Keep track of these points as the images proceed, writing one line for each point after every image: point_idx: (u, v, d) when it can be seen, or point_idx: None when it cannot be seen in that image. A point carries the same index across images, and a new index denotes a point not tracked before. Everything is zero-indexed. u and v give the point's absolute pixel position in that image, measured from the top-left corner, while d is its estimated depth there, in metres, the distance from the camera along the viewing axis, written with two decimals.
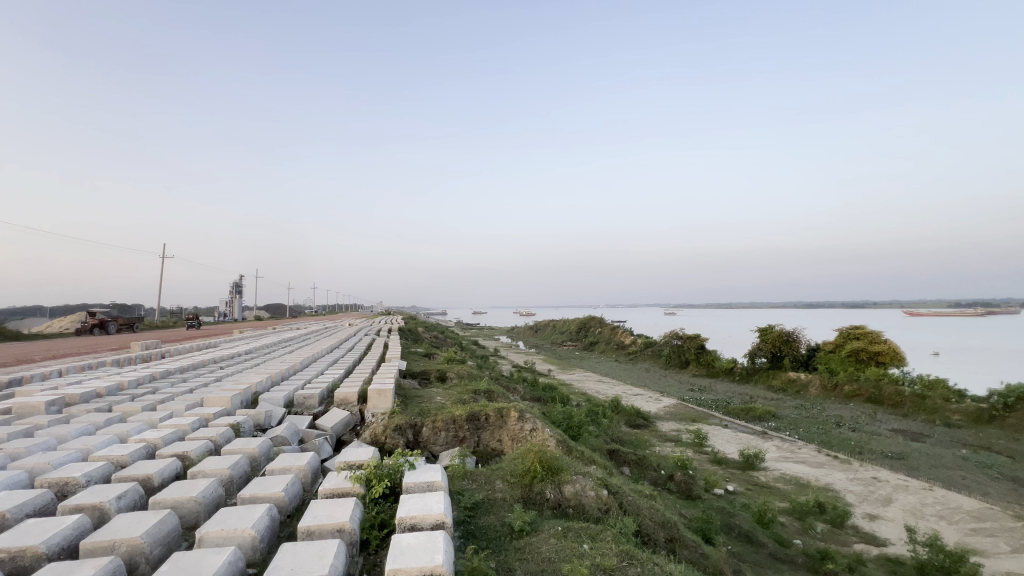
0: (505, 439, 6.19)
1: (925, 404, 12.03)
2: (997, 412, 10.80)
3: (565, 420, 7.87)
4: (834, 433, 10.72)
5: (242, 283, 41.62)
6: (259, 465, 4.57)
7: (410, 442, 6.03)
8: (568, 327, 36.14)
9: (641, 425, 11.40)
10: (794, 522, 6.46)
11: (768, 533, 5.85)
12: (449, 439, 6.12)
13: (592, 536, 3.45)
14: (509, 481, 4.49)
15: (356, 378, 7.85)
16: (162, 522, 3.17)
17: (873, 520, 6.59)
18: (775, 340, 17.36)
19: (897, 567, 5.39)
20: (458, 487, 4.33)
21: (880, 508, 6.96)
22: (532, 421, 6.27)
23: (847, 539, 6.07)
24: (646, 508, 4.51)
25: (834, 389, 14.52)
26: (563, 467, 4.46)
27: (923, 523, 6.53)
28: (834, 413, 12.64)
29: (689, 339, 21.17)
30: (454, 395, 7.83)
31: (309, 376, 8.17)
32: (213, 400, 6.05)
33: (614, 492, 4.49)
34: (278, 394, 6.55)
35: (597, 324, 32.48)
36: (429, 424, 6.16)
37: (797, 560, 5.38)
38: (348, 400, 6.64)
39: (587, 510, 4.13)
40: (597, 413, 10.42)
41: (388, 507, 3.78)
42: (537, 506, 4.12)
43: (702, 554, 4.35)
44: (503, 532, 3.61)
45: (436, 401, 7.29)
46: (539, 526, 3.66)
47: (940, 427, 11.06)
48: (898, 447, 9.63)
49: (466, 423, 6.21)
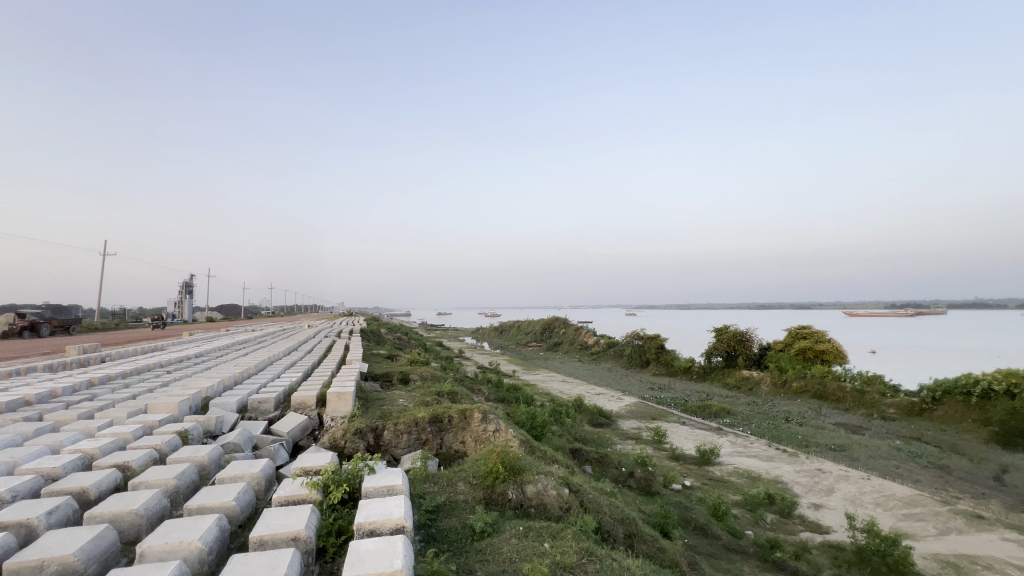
0: (468, 440, 6.16)
1: (864, 398, 12.86)
2: (926, 404, 11.67)
3: (529, 420, 7.92)
4: (783, 428, 11.28)
5: (192, 284, 39.58)
6: (208, 474, 4.36)
7: (371, 445, 5.90)
8: (532, 328, 36.35)
9: (603, 424, 11.63)
10: (746, 514, 6.76)
11: (722, 525, 6.09)
12: (411, 442, 6.03)
13: (552, 535, 3.49)
14: (471, 483, 4.48)
15: (315, 381, 7.61)
16: (99, 537, 2.97)
17: (818, 510, 6.97)
18: (729, 340, 18.09)
19: (839, 553, 5.72)
20: (419, 490, 4.28)
21: (824, 497, 7.39)
22: (496, 421, 6.27)
23: (794, 529, 6.40)
24: (606, 505, 4.59)
25: (783, 386, 15.27)
26: (525, 466, 4.49)
27: (862, 510, 6.97)
28: (783, 409, 13.33)
29: (649, 339, 21.78)
30: (417, 397, 7.74)
31: (264, 379, 7.87)
32: (158, 406, 5.73)
33: (575, 491, 4.55)
34: (230, 399, 6.26)
35: (562, 325, 32.88)
36: (391, 427, 6.06)
37: (748, 550, 5.62)
38: (306, 404, 6.43)
39: (548, 509, 4.16)
40: (561, 413, 10.53)
41: (347, 513, 3.69)
42: (499, 507, 4.13)
43: (659, 548, 4.47)
44: (464, 534, 3.60)
45: (399, 403, 7.18)
46: (500, 527, 3.67)
47: (878, 420, 11.85)
48: (840, 440, 10.23)
49: (428, 425, 6.15)
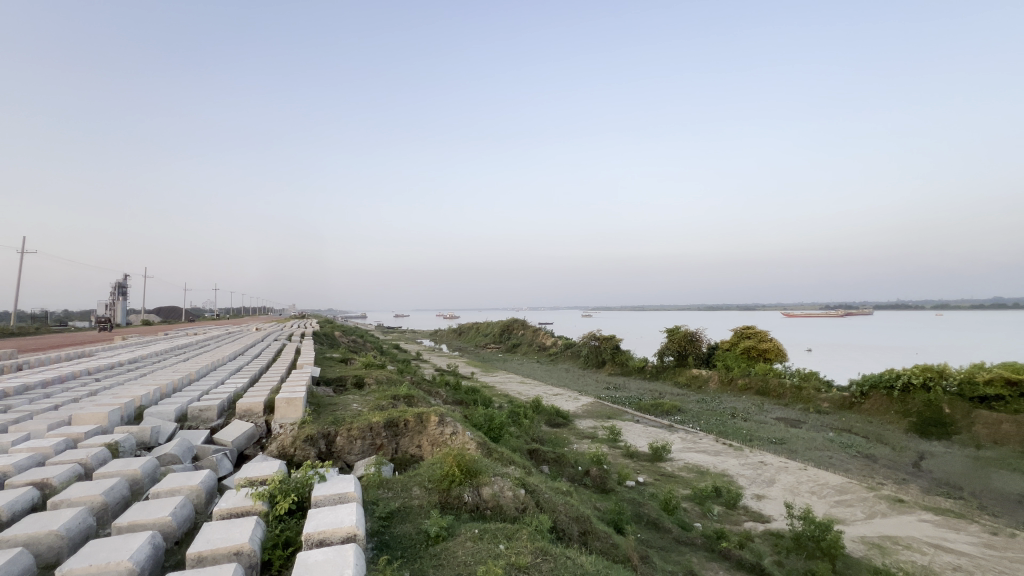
0: (425, 444, 6.07)
1: (802, 394, 13.73)
2: (856, 398, 12.59)
3: (486, 422, 7.91)
4: (730, 423, 11.84)
5: (126, 284, 36.89)
6: (141, 489, 4.07)
7: (322, 452, 5.70)
8: (491, 329, 36.34)
9: (560, 423, 11.79)
10: (695, 506, 7.04)
11: (672, 519, 6.31)
12: (365, 447, 5.88)
13: (508, 536, 3.50)
14: (426, 487, 4.42)
15: (263, 386, 7.26)
16: (12, 563, 2.70)
17: (760, 500, 7.38)
18: (680, 340, 18.80)
19: (779, 540, 6.06)
20: (372, 497, 4.18)
21: (766, 488, 7.82)
22: (453, 424, 6.22)
23: (739, 519, 6.74)
24: (561, 504, 4.65)
25: (730, 384, 16.03)
26: (481, 469, 4.49)
27: (799, 499, 7.42)
28: (730, 405, 13.99)
29: (605, 339, 22.29)
30: (371, 401, 7.56)
31: (207, 386, 7.43)
32: (84, 417, 5.28)
33: (531, 491, 4.57)
34: (167, 407, 5.87)
35: (520, 326, 33.08)
36: (344, 433, 5.88)
37: (697, 542, 5.86)
38: (253, 411, 6.12)
39: (504, 510, 4.16)
40: (519, 414, 10.59)
41: (295, 524, 3.55)
42: (454, 510, 4.10)
43: (613, 544, 4.57)
44: (418, 540, 3.54)
45: (353, 408, 6.98)
46: (456, 531, 3.64)
47: (814, 414, 12.69)
48: (780, 433, 10.85)
49: (383, 430, 6.02)
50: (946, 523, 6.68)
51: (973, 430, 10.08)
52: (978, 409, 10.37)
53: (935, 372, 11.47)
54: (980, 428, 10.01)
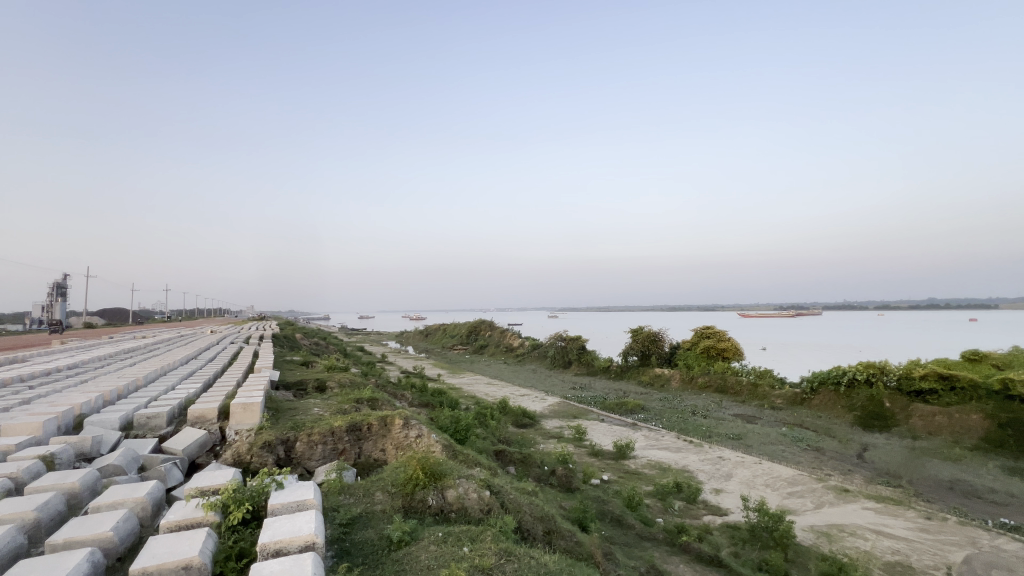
0: (389, 448, 5.97)
1: (757, 391, 14.34)
2: (806, 394, 13.24)
3: (453, 424, 7.85)
4: (691, 421, 12.21)
5: (65, 284, 34.46)
6: (80, 503, 3.81)
7: (281, 459, 5.50)
8: (459, 330, 36.12)
9: (527, 424, 11.85)
10: (657, 502, 7.23)
11: (635, 515, 6.47)
12: (327, 452, 5.72)
13: (472, 538, 3.48)
14: (389, 491, 4.35)
15: (217, 391, 6.95)
16: None
17: (719, 494, 7.65)
18: (644, 340, 19.24)
19: (735, 532, 6.30)
20: (333, 503, 4.08)
21: (724, 482, 8.12)
22: (418, 427, 6.14)
23: (698, 513, 6.97)
24: (526, 504, 4.66)
25: (691, 382, 16.55)
26: (446, 471, 4.45)
27: (754, 492, 7.75)
28: (690, 403, 14.47)
29: (571, 339, 22.57)
30: (334, 405, 7.37)
31: (156, 392, 7.04)
32: (15, 428, 4.90)
33: (496, 492, 4.57)
34: (111, 415, 5.52)
35: (487, 327, 33.05)
36: (304, 438, 5.70)
37: (658, 536, 6.01)
38: (206, 417, 5.83)
39: (468, 512, 4.13)
40: (486, 415, 10.59)
41: (250, 534, 3.41)
42: (418, 514, 4.05)
43: (576, 542, 4.61)
44: (380, 546, 3.48)
45: (314, 412, 6.78)
46: (419, 534, 3.60)
47: (768, 410, 13.28)
48: (737, 429, 11.30)
49: (345, 434, 5.87)
50: (887, 510, 7.12)
51: (910, 422, 10.81)
52: (914, 402, 11.11)
53: (877, 368, 12.19)
54: (916, 420, 10.74)
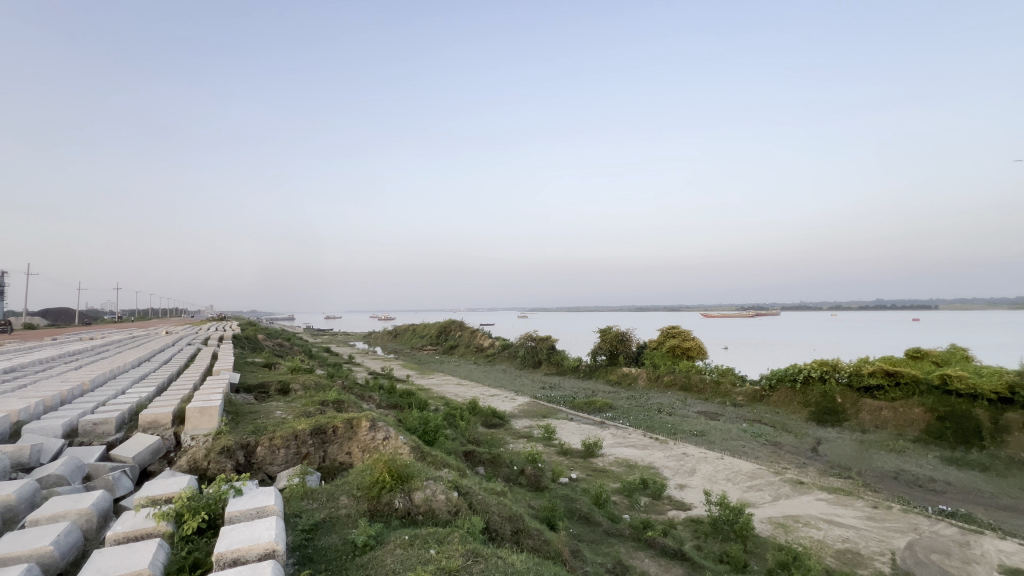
0: (355, 451, 5.85)
1: (720, 388, 14.83)
2: (765, 391, 13.78)
3: (421, 425, 7.76)
4: (657, 418, 12.50)
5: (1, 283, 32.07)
6: (16, 516, 3.56)
7: (240, 464, 5.28)
8: (429, 331, 35.72)
9: (496, 424, 11.84)
10: (624, 499, 7.38)
11: (603, 512, 6.58)
12: (290, 457, 5.56)
13: (439, 540, 3.45)
14: (354, 495, 4.27)
15: (172, 395, 6.62)
16: None
17: (683, 489, 7.87)
18: (612, 340, 19.55)
19: (698, 526, 6.49)
20: (295, 509, 3.97)
21: (687, 478, 8.35)
22: (385, 429, 6.05)
23: (664, 508, 7.15)
24: (494, 505, 4.66)
25: (657, 380, 16.94)
26: (413, 473, 4.39)
27: (716, 486, 8.01)
28: (656, 401, 14.81)
29: (541, 339, 22.68)
30: (297, 408, 7.15)
31: (104, 397, 6.65)
32: None
33: (464, 493, 4.55)
34: (52, 422, 5.18)
35: (457, 328, 32.84)
36: (265, 443, 5.51)
37: (625, 532, 6.12)
38: (159, 423, 5.55)
39: (436, 515, 4.09)
40: (455, 416, 10.52)
41: (205, 543, 3.28)
42: (384, 518, 3.99)
43: (544, 541, 4.63)
44: (344, 551, 3.41)
45: (276, 416, 6.55)
46: (384, 538, 3.54)
47: (730, 407, 13.75)
48: (701, 426, 11.64)
49: (309, 438, 5.71)
50: (838, 500, 7.49)
51: (860, 416, 11.44)
52: (863, 398, 11.74)
53: (830, 365, 12.77)
54: (865, 415, 11.38)
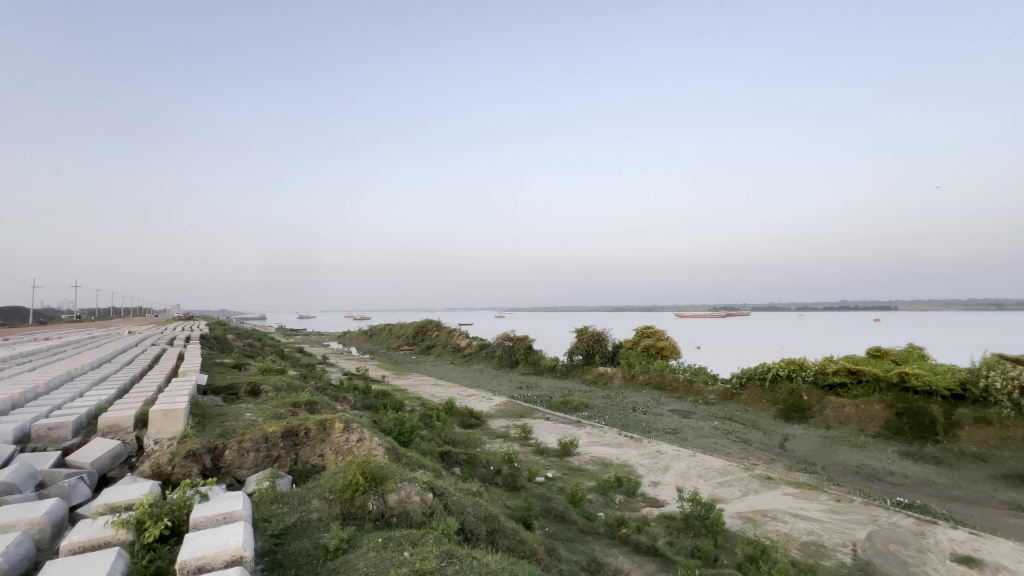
0: (328, 453, 5.75)
1: (693, 387, 15.17)
2: (736, 389, 14.16)
3: (396, 427, 7.67)
4: (631, 417, 12.69)
5: None
6: None
7: (207, 469, 5.10)
8: (405, 330, 35.33)
9: (473, 424, 11.80)
10: (599, 497, 7.47)
11: (578, 510, 6.63)
12: (259, 460, 5.41)
13: (413, 542, 3.41)
14: (326, 498, 4.20)
15: (134, 398, 6.36)
16: None
17: (656, 486, 8.01)
18: (589, 340, 19.74)
19: (671, 522, 6.62)
20: (264, 514, 3.87)
21: (661, 475, 8.51)
22: (360, 430, 5.95)
23: (637, 505, 7.26)
24: (469, 505, 4.64)
25: (632, 379, 17.19)
26: (388, 475, 4.34)
27: (688, 483, 8.18)
28: (631, 399, 15.02)
29: (518, 339, 22.71)
30: (268, 410, 6.97)
31: (60, 400, 6.34)
32: None
33: (439, 494, 4.51)
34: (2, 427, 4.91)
35: (434, 328, 32.60)
36: (234, 446, 5.36)
37: (600, 530, 6.18)
38: (119, 426, 5.31)
39: (410, 516, 4.05)
40: (432, 416, 10.43)
41: (168, 552, 3.16)
42: (357, 521, 3.93)
43: (519, 540, 4.63)
44: (315, 555, 3.34)
45: (246, 418, 6.37)
46: (357, 541, 3.49)
47: (702, 405, 14.08)
48: (674, 424, 11.86)
49: (280, 440, 5.58)
50: (804, 494, 7.75)
51: (824, 413, 11.87)
52: (828, 395, 12.18)
53: (797, 364, 13.21)
54: (829, 412, 11.82)
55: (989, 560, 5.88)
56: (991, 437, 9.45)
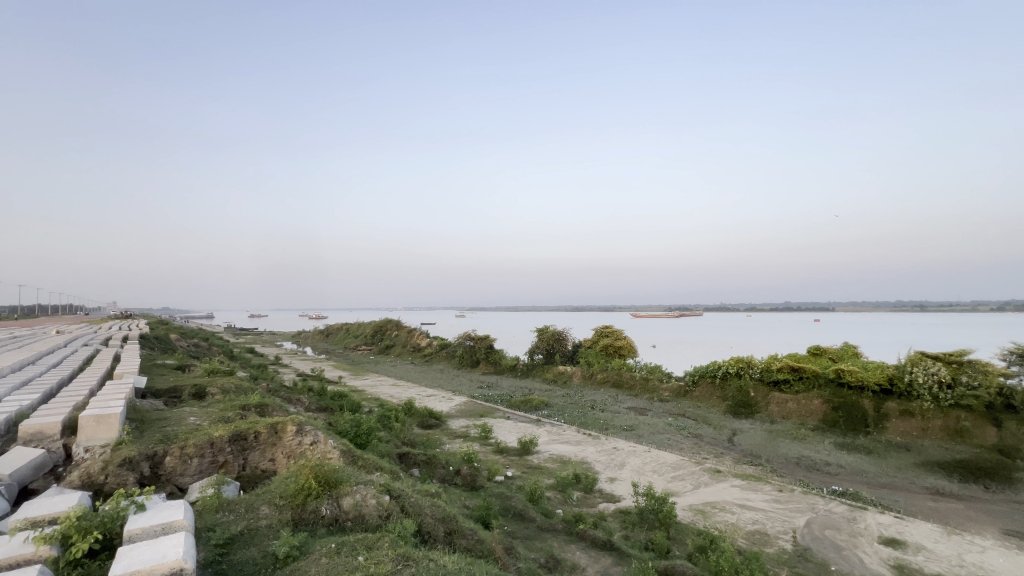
0: (279, 457, 5.54)
1: (648, 385, 15.67)
2: (689, 386, 14.71)
3: (353, 429, 7.48)
4: (590, 414, 12.96)
5: None
6: None
7: (145, 477, 4.78)
8: (364, 330, 34.49)
9: (433, 425, 11.68)
10: (558, 494, 7.57)
11: (537, 508, 6.71)
12: (204, 466, 5.13)
13: (368, 546, 3.34)
14: (277, 504, 4.05)
15: (62, 402, 5.87)
16: None
17: (613, 482, 8.21)
18: (549, 339, 19.97)
19: (626, 516, 6.81)
20: (208, 522, 3.68)
21: (617, 471, 8.73)
22: (313, 433, 5.76)
23: (595, 501, 7.42)
24: (427, 506, 4.58)
25: (591, 378, 17.53)
26: (343, 478, 4.22)
27: (643, 478, 8.43)
28: (590, 397, 15.35)
29: (479, 339, 22.64)
30: (213, 413, 6.62)
31: None
32: None
33: (396, 496, 4.43)
34: None
35: (393, 327, 32.01)
36: (176, 452, 5.06)
37: (558, 526, 6.27)
38: (44, 434, 4.89)
39: (366, 520, 3.95)
40: (390, 417, 10.24)
41: (98, 568, 2.95)
42: (309, 527, 3.81)
43: (477, 540, 4.61)
44: (263, 564, 3.22)
45: (190, 422, 6.03)
46: (309, 548, 3.38)
47: (657, 402, 14.56)
48: (631, 421, 12.17)
49: (228, 445, 5.31)
50: (749, 486, 8.16)
51: (769, 408, 12.54)
52: (772, 391, 12.87)
53: (745, 362, 13.88)
54: (773, 407, 12.50)
55: (911, 541, 6.39)
56: (914, 429, 10.29)
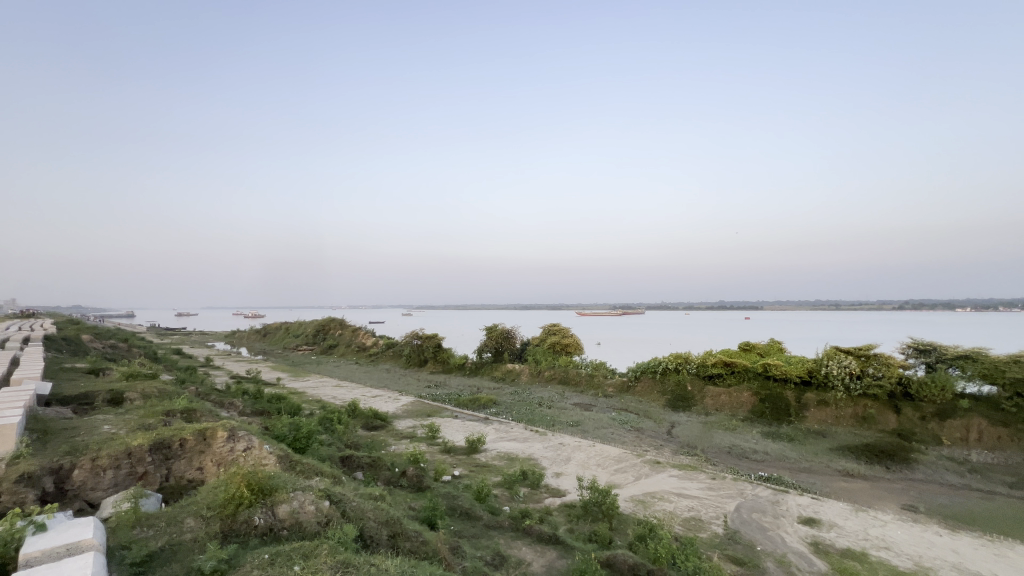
0: (208, 465, 5.19)
1: (594, 381, 16.13)
2: (632, 382, 15.28)
3: (291, 433, 7.13)
4: (538, 411, 13.14)
5: None
6: None
7: (48, 493, 4.31)
8: (305, 329, 33.00)
9: (378, 426, 11.37)
10: (505, 491, 7.63)
11: (483, 506, 6.71)
12: (120, 478, 4.70)
13: (305, 554, 3.20)
14: (204, 515, 3.79)
15: None
16: None
17: (558, 477, 8.39)
18: (498, 337, 20.03)
19: (571, 510, 6.96)
20: (124, 539, 3.40)
21: (563, 466, 8.91)
22: (247, 439, 5.42)
23: (541, 496, 7.53)
24: (370, 510, 4.45)
25: (538, 375, 17.77)
26: (279, 484, 4.01)
27: (587, 472, 8.64)
28: (537, 395, 15.55)
29: (427, 338, 22.28)
30: (132, 420, 6.07)
31: None
32: None
33: (336, 501, 4.27)
34: None
35: (337, 326, 30.83)
36: (86, 464, 4.60)
37: (504, 523, 6.30)
38: None
39: (303, 528, 3.77)
40: (332, 419, 9.86)
41: None
42: (240, 538, 3.60)
43: (422, 541, 4.51)
44: None
45: (104, 432, 5.48)
46: (240, 560, 3.19)
47: (601, 398, 15.00)
48: (576, 417, 12.46)
49: (148, 454, 4.90)
50: (685, 475, 8.59)
51: (705, 401, 13.27)
52: (707, 385, 13.64)
53: (683, 358, 14.59)
54: (708, 400, 13.23)
55: (825, 519, 7.00)
56: (829, 417, 11.27)
